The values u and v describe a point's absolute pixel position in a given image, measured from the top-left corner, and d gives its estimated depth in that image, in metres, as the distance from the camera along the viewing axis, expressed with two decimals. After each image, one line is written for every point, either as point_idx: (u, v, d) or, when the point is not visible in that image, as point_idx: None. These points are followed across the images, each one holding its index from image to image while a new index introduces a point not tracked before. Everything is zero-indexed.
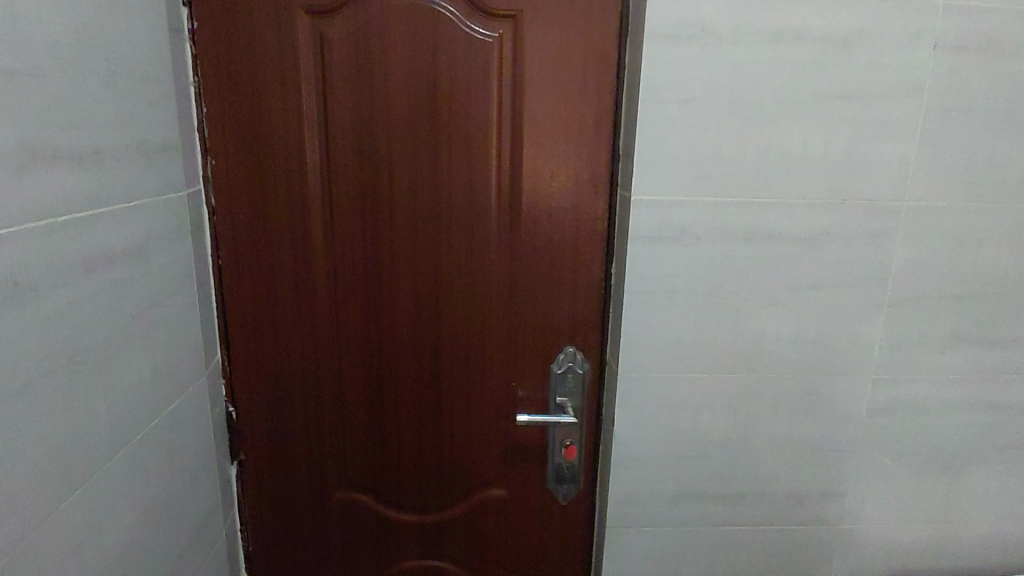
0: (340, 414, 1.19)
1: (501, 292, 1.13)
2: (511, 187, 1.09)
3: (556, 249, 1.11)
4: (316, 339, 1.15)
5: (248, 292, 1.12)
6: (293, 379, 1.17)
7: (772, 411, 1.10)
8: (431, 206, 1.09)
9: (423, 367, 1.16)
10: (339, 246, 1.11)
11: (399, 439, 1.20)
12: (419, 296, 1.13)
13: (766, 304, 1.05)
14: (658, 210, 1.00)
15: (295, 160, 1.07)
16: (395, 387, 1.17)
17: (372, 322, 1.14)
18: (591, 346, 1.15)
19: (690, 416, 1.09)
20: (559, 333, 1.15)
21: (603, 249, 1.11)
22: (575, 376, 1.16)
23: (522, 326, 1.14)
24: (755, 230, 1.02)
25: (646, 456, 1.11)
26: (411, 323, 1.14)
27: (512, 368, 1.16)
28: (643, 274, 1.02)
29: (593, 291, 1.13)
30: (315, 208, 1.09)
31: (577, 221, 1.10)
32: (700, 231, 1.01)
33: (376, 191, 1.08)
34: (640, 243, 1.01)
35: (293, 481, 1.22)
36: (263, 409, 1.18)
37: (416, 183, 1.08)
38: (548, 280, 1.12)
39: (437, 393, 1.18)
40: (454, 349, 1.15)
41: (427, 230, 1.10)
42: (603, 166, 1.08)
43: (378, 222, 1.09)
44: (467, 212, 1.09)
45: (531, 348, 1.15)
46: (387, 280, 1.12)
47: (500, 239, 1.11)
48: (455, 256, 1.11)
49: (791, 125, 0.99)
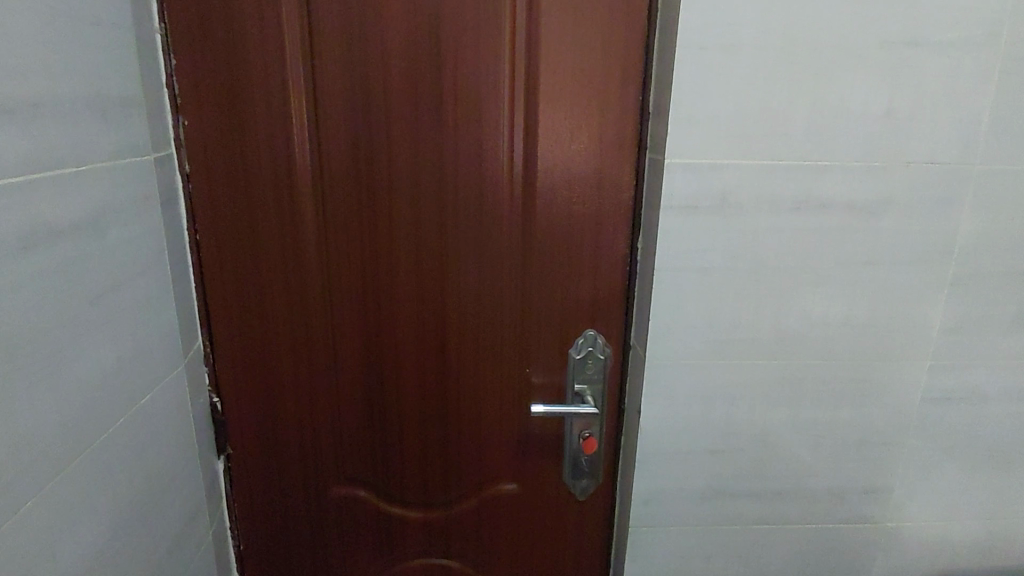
0: (336, 406, 1.08)
1: (514, 272, 1.01)
2: (526, 153, 0.96)
3: (576, 222, 0.98)
4: (308, 324, 1.04)
5: (230, 271, 1.00)
6: (284, 367, 1.06)
7: (815, 401, 0.99)
8: (435, 175, 0.96)
9: (428, 354, 1.05)
10: (331, 221, 0.98)
11: (402, 433, 1.10)
12: (423, 276, 1.01)
13: (814, 282, 0.93)
14: (695, 174, 0.87)
15: (279, 122, 0.94)
16: (397, 376, 1.06)
17: (370, 307, 1.03)
18: (614, 329, 1.04)
19: (725, 407, 0.98)
20: (579, 315, 1.03)
21: (629, 220, 0.98)
22: (596, 363, 1.05)
23: (537, 309, 1.02)
24: (805, 198, 0.89)
25: (675, 450, 1.00)
26: (414, 307, 1.03)
27: (525, 354, 1.05)
28: (677, 248, 0.90)
29: (617, 269, 1.01)
30: (304, 178, 0.97)
31: (599, 190, 0.97)
32: (741, 199, 0.88)
33: (373, 160, 0.96)
34: (674, 213, 0.88)
35: (286, 476, 1.12)
36: (251, 399, 1.07)
37: (417, 150, 0.95)
38: (567, 258, 1.00)
39: (443, 384, 1.07)
40: (462, 335, 1.04)
41: (431, 203, 0.98)
42: (630, 127, 0.95)
43: (375, 194, 0.97)
44: (476, 183, 0.97)
45: (547, 333, 1.04)
46: (387, 260, 1.00)
47: (513, 213, 0.98)
48: (462, 233, 0.99)
49: (850, 77, 0.85)
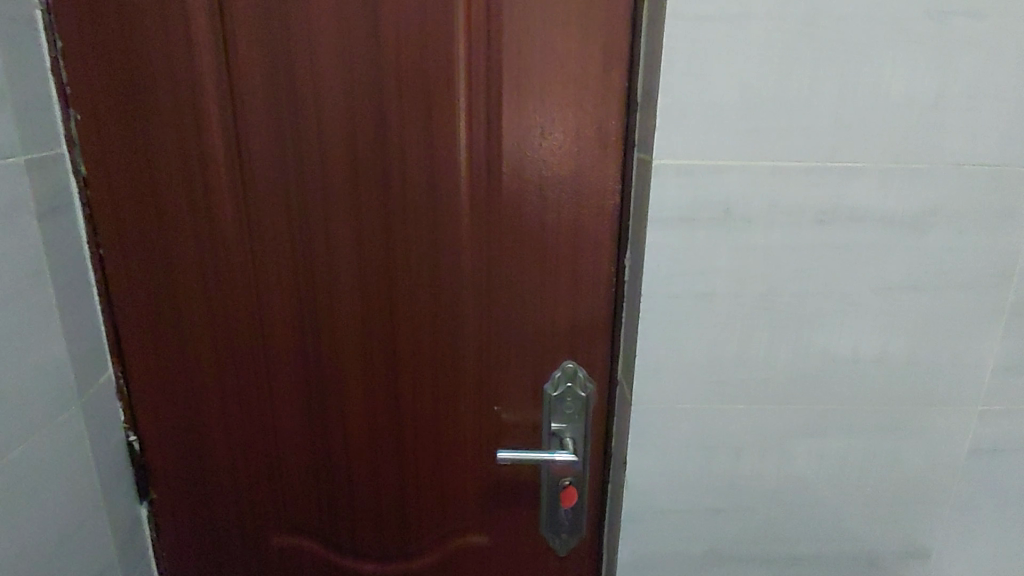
0: (273, 448, 0.93)
1: (477, 296, 0.84)
2: (486, 153, 0.79)
3: (549, 235, 0.82)
4: (236, 354, 0.88)
5: (141, 294, 0.85)
6: (210, 403, 0.91)
7: (838, 452, 0.82)
8: (378, 180, 0.80)
9: (378, 390, 0.89)
10: (257, 235, 0.83)
11: (350, 479, 0.94)
12: (367, 300, 0.85)
13: (840, 311, 0.75)
14: (691, 178, 0.70)
15: (189, 116, 0.79)
16: (342, 414, 0.90)
17: (308, 333, 0.87)
18: (597, 361, 0.87)
19: (729, 459, 0.81)
20: (555, 345, 0.86)
21: (614, 234, 0.81)
22: (576, 400, 0.89)
23: (505, 339, 0.86)
24: (830, 207, 0.71)
25: (668, 508, 0.83)
26: (358, 336, 0.87)
27: (492, 390, 0.89)
28: (669, 269, 0.73)
29: (599, 291, 0.84)
30: (221, 183, 0.81)
31: (576, 197, 0.80)
32: (750, 210, 0.71)
33: (302, 160, 0.80)
34: (665, 228, 0.71)
35: (219, 524, 0.97)
36: (173, 439, 0.93)
37: (355, 150, 0.79)
38: (538, 279, 0.83)
39: (397, 424, 0.91)
40: (417, 368, 0.88)
41: (374, 211, 0.81)
42: (614, 120, 0.78)
43: (307, 203, 0.81)
44: (427, 189, 0.80)
45: (517, 366, 0.87)
46: (324, 281, 0.84)
47: (473, 224, 0.82)
48: (413, 249, 0.83)
49: (890, 56, 0.67)
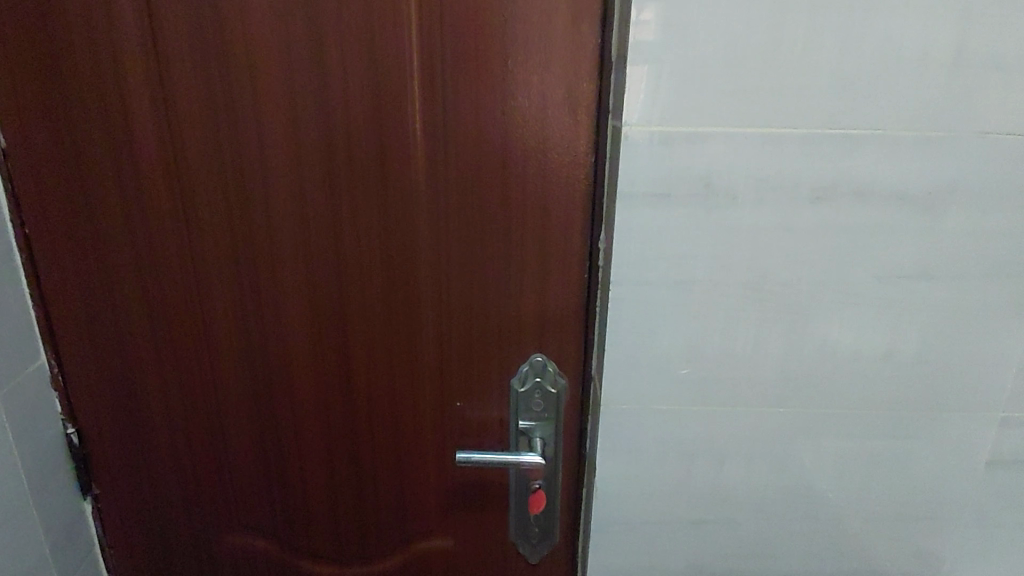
0: (221, 442, 0.86)
1: (434, 279, 0.76)
2: (440, 120, 0.70)
3: (513, 214, 0.73)
4: (176, 341, 0.81)
5: (74, 274, 0.79)
6: (151, 392, 0.84)
7: (837, 460, 0.73)
8: (321, 151, 0.72)
9: (329, 382, 0.82)
10: (192, 211, 0.75)
11: (305, 476, 0.87)
12: (315, 282, 0.77)
13: (839, 303, 0.66)
14: (667, 149, 0.60)
15: (111, 81, 0.71)
16: (293, 407, 0.83)
17: (251, 319, 0.80)
18: (569, 354, 0.79)
19: (712, 466, 0.73)
20: (521, 335, 0.78)
21: (586, 212, 0.72)
22: (546, 397, 0.80)
23: (465, 328, 0.78)
24: (830, 183, 0.62)
25: (642, 518, 0.75)
26: (306, 322, 0.79)
27: (453, 384, 0.81)
28: (641, 253, 0.64)
29: (570, 276, 0.75)
30: (151, 155, 0.74)
31: (544, 170, 0.71)
32: (737, 186, 0.61)
33: (238, 129, 0.72)
34: (637, 206, 0.62)
35: (167, 521, 0.91)
36: (115, 431, 0.87)
37: (295, 116, 0.71)
38: (502, 262, 0.75)
39: (351, 418, 0.83)
40: (371, 358, 0.80)
41: (319, 185, 0.73)
42: (586, 83, 0.68)
43: (245, 175, 0.73)
44: (376, 161, 0.72)
45: (480, 359, 0.79)
46: (268, 261, 0.77)
47: (429, 200, 0.73)
48: (363, 227, 0.75)
49: (903, 3, 0.57)
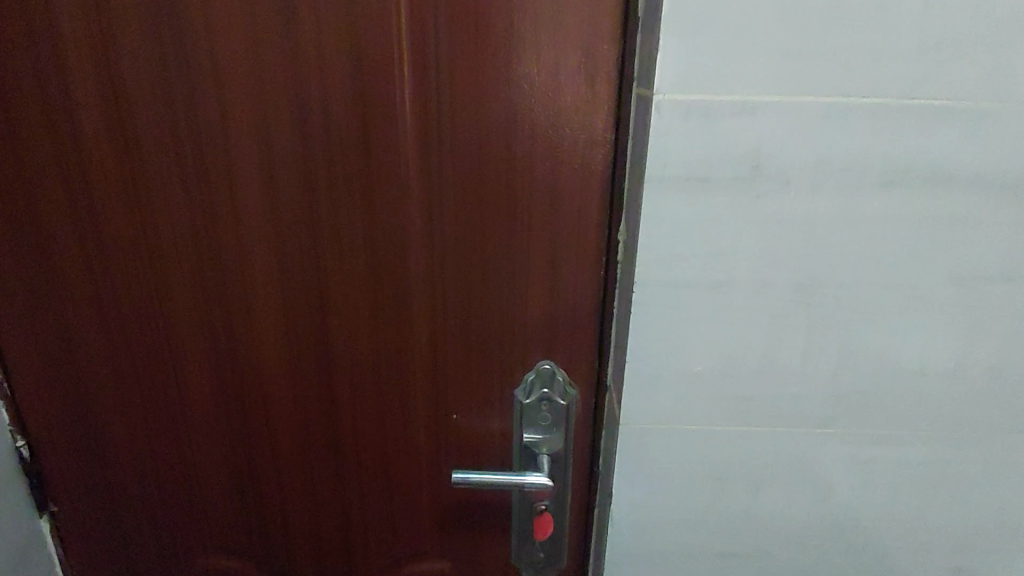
0: (189, 456, 0.77)
1: (426, 276, 0.66)
2: (431, 90, 0.59)
3: (518, 201, 0.62)
4: (134, 345, 0.72)
5: (19, 268, 0.70)
6: (109, 401, 0.75)
7: (890, 487, 0.63)
8: (293, 128, 0.61)
9: (308, 391, 0.72)
10: (147, 196, 0.65)
11: (283, 494, 0.78)
12: (290, 278, 0.67)
13: (904, 308, 0.56)
14: (707, 123, 0.49)
15: (46, 45, 0.60)
16: (268, 418, 0.74)
17: (218, 321, 0.70)
18: (581, 361, 0.69)
19: (746, 494, 0.63)
20: (526, 340, 0.68)
21: (604, 198, 0.62)
22: (555, 409, 0.70)
23: (462, 331, 0.68)
24: (902, 165, 0.51)
25: (664, 549, 0.66)
26: (281, 324, 0.69)
27: (448, 394, 0.71)
28: (672, 248, 0.53)
29: (584, 273, 0.65)
30: (98, 133, 0.63)
31: (555, 149, 0.60)
32: (790, 169, 0.51)
33: (196, 102, 0.61)
34: (669, 193, 0.51)
35: (133, 540, 0.82)
36: (71, 444, 0.77)
37: (261, 83, 0.60)
38: (504, 257, 0.64)
39: (334, 431, 0.74)
40: (355, 365, 0.70)
41: (292, 168, 0.63)
42: (606, 46, 0.57)
43: (207, 156, 0.63)
44: (358, 139, 0.61)
45: (480, 366, 0.69)
46: (237, 255, 0.67)
47: (419, 185, 0.63)
48: (344, 217, 0.64)
49: None
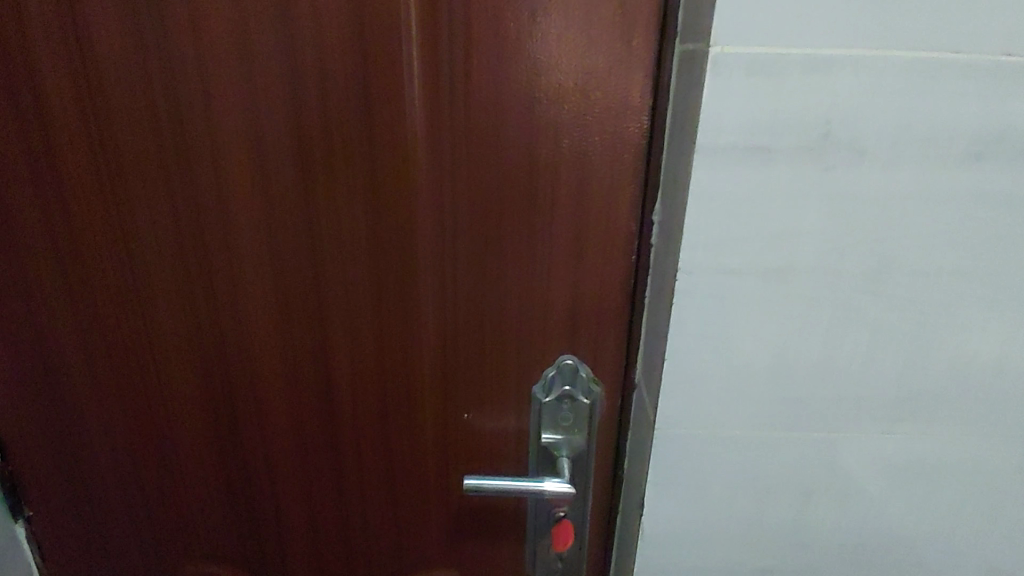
0: (175, 456, 0.70)
1: (435, 261, 0.59)
2: (443, 47, 0.51)
3: (540, 178, 0.55)
4: (111, 339, 0.65)
5: None
6: (86, 399, 0.68)
7: (954, 497, 0.56)
8: (283, 94, 0.54)
9: (304, 387, 0.65)
10: (119, 169, 0.58)
11: (276, 498, 0.71)
12: (282, 265, 0.60)
13: (985, 301, 0.49)
14: (770, 83, 0.42)
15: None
16: (258, 415, 0.67)
17: (203, 312, 0.63)
18: (607, 357, 0.62)
19: (793, 507, 0.56)
20: (547, 333, 0.61)
21: (638, 173, 0.54)
22: (577, 408, 0.63)
23: (474, 323, 0.61)
24: (994, 135, 0.44)
25: (698, 565, 0.59)
26: (272, 314, 0.62)
27: (459, 391, 0.64)
28: (726, 228, 0.46)
29: (612, 260, 0.58)
30: (62, 100, 0.56)
31: (584, 116, 0.53)
32: (863, 139, 0.43)
33: (172, 64, 0.53)
34: (723, 167, 0.44)
35: (116, 547, 0.76)
36: (46, 444, 0.71)
37: (246, 39, 0.52)
38: (524, 240, 0.57)
39: (332, 430, 0.67)
40: (355, 358, 0.63)
41: (282, 140, 0.55)
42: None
43: (186, 126, 0.55)
44: (357, 106, 0.54)
45: (495, 362, 0.62)
46: (221, 236, 0.59)
47: (427, 159, 0.55)
48: (342, 195, 0.57)
49: None
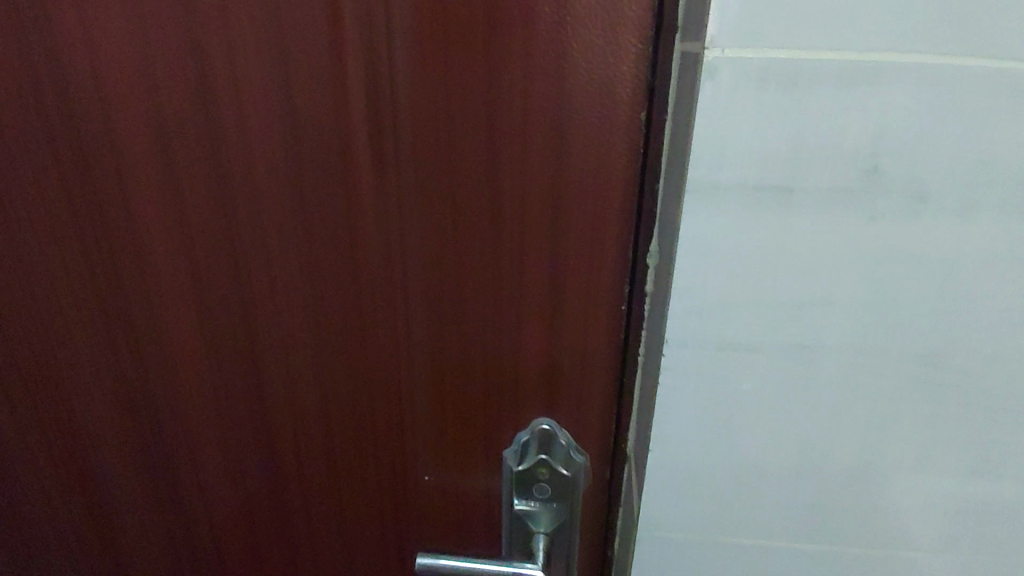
0: (113, 507, 0.63)
1: (384, 312, 0.49)
2: (377, 50, 0.40)
3: (504, 216, 0.43)
4: (31, 380, 0.58)
5: None
6: (15, 440, 0.62)
7: None
8: (191, 112, 0.44)
9: (243, 443, 0.57)
10: (21, 198, 0.50)
11: (223, 557, 0.63)
12: (208, 307, 0.51)
13: None
14: (791, 113, 0.33)
15: None
16: (196, 471, 0.59)
17: (126, 356, 0.55)
18: (592, 427, 0.51)
19: None
20: (518, 396, 0.50)
21: (628, 211, 0.42)
22: (556, 481, 0.52)
23: (431, 381, 0.51)
24: None
25: None
26: (203, 362, 0.54)
27: (418, 456, 0.54)
28: (730, 286, 0.36)
29: (598, 316, 0.46)
30: None
31: (558, 143, 0.40)
32: (917, 189, 0.34)
33: (63, 76, 0.44)
34: (730, 218, 0.35)
35: None
36: None
37: (138, 38, 0.42)
38: (487, 290, 0.46)
39: (277, 490, 0.58)
40: (297, 413, 0.54)
41: (198, 164, 0.46)
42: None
43: (87, 147, 0.47)
44: (279, 126, 0.43)
45: (457, 425, 0.52)
46: (139, 275, 0.51)
47: (366, 190, 0.44)
48: (269, 231, 0.47)
49: None
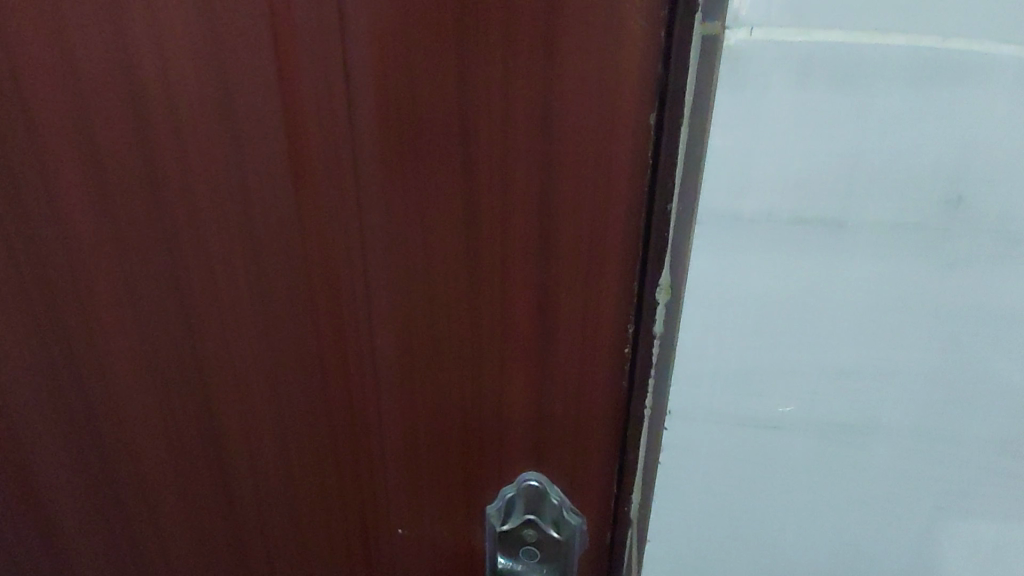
0: None
1: (347, 359, 0.40)
2: (322, 39, 0.31)
3: (485, 244, 0.35)
4: None
5: None
6: None
7: None
8: (102, 123, 0.35)
9: (191, 496, 0.49)
10: None
11: None
12: (138, 352, 0.42)
13: None
14: (838, 124, 0.26)
15: None
16: (140, 527, 0.51)
17: (41, 407, 0.45)
18: (591, 488, 0.43)
19: None
20: (503, 451, 0.42)
21: (634, 238, 0.34)
22: (546, 546, 0.44)
23: (402, 432, 0.43)
24: None
25: None
26: (137, 412, 0.45)
27: (390, 512, 0.47)
28: (760, 329, 0.30)
29: (594, 359, 0.38)
30: None
31: (548, 152, 0.32)
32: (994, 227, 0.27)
33: None
34: (753, 249, 0.29)
35: None
36: None
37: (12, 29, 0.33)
38: (468, 333, 0.38)
39: (238, 548, 0.51)
40: (251, 467, 0.46)
41: (112, 185, 0.36)
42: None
43: None
44: (211, 139, 0.34)
45: (433, 479, 0.44)
46: (50, 315, 0.42)
47: (323, 215, 0.36)
48: (206, 264, 0.38)
49: None
